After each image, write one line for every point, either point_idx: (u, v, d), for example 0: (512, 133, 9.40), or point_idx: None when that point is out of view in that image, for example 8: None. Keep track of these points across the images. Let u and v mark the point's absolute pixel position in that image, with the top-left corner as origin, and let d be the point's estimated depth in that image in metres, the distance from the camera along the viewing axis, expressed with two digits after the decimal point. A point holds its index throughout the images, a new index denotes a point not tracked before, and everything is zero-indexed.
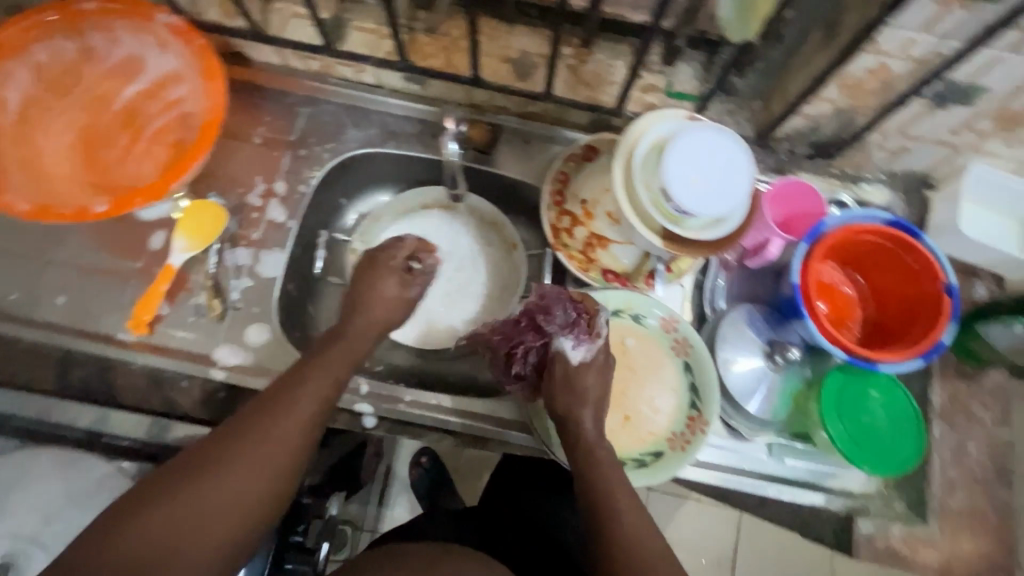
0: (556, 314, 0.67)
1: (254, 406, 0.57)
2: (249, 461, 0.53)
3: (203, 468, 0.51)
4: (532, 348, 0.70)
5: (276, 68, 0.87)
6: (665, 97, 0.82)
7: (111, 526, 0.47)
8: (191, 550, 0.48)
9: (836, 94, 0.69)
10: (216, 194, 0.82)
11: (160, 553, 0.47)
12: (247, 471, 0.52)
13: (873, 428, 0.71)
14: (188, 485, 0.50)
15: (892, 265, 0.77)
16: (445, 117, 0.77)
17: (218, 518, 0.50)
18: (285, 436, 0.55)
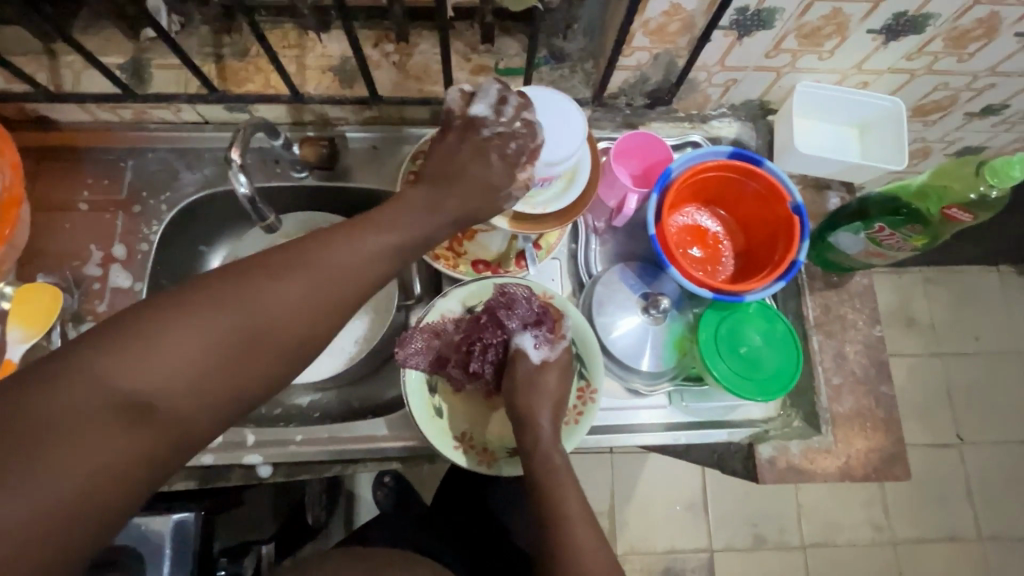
0: (519, 311, 0.70)
1: (251, 262, 0.45)
2: (213, 336, 0.41)
3: (173, 315, 0.41)
4: (492, 344, 0.70)
5: (86, 125, 0.80)
6: (497, 75, 0.80)
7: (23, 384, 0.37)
8: (170, 400, 0.40)
9: (646, 41, 0.69)
10: (46, 274, 0.75)
11: (115, 398, 0.38)
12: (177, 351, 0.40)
13: (752, 357, 0.72)
14: (93, 366, 0.38)
15: (745, 195, 0.79)
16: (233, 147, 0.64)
17: (186, 367, 0.40)
18: (261, 318, 0.43)
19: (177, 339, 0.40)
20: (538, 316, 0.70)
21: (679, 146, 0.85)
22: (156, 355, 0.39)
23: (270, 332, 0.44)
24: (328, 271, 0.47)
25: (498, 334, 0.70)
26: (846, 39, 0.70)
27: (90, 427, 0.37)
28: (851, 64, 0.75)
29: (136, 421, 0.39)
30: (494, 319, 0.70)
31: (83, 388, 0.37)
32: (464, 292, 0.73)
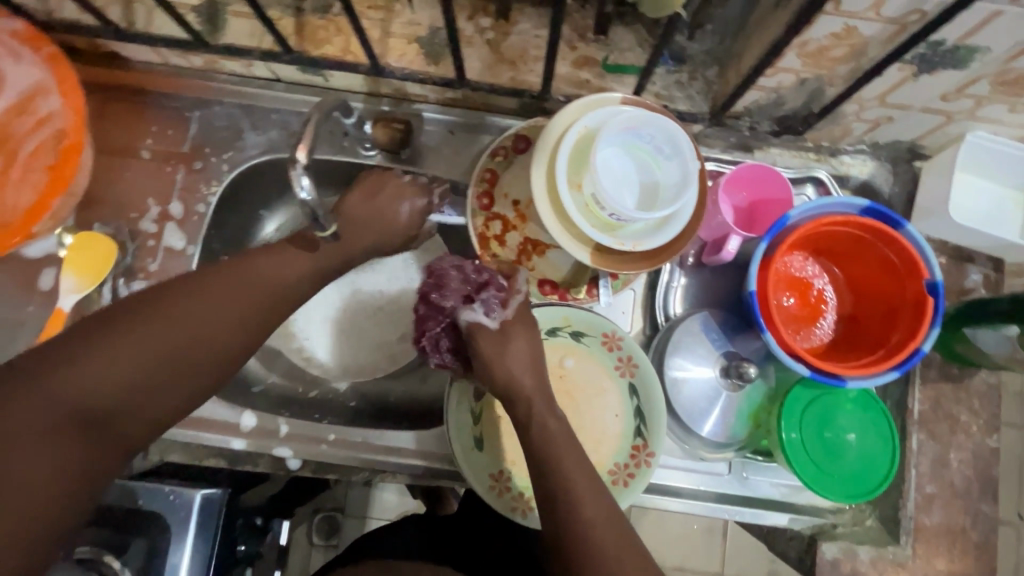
0: (453, 281, 0.58)
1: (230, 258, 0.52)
2: (183, 324, 0.47)
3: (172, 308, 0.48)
4: (440, 333, 0.58)
5: (156, 68, 0.75)
6: (603, 73, 0.69)
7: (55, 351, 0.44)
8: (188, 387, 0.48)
9: (797, 63, 0.56)
10: (103, 223, 0.73)
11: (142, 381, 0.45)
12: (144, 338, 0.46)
13: (837, 447, 0.63)
14: (76, 350, 0.44)
15: (870, 256, 0.67)
16: (297, 145, 0.53)
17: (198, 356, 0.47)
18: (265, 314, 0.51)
19: (147, 326, 0.46)
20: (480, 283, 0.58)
21: (798, 180, 0.73)
22: (131, 339, 0.46)
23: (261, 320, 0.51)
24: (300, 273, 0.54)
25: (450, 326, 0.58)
26: None
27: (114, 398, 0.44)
28: None
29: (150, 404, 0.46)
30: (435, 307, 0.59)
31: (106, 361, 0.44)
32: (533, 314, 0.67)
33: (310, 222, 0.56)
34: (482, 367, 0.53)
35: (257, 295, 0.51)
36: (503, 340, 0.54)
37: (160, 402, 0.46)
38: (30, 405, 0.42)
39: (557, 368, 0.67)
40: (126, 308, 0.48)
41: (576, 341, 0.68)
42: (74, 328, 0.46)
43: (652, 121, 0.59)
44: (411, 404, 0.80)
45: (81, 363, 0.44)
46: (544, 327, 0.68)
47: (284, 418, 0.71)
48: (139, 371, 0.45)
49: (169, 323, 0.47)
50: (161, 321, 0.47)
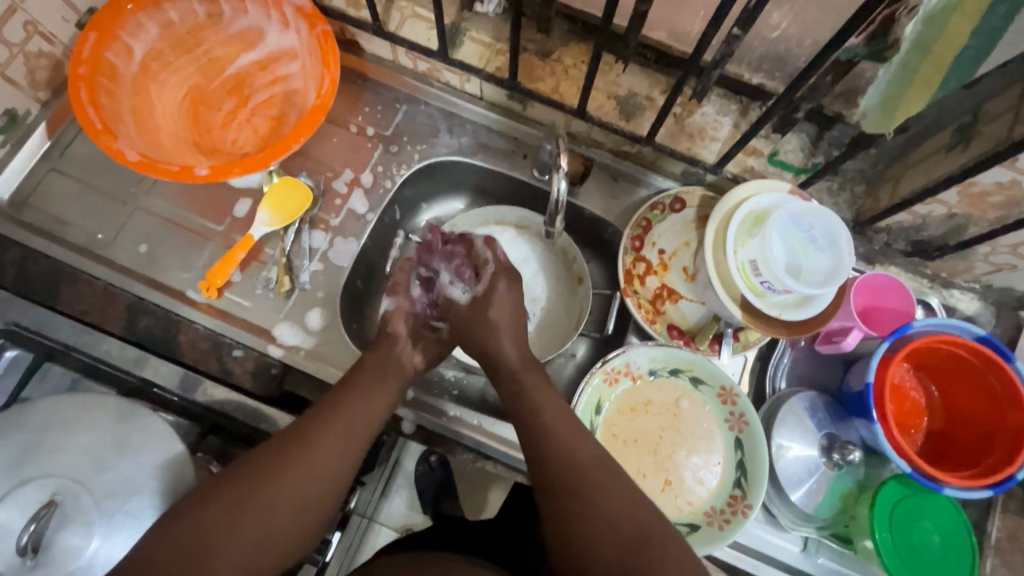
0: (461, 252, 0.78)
1: (337, 386, 0.65)
2: (342, 423, 0.61)
3: (309, 434, 0.58)
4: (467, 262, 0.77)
5: (384, 62, 0.87)
6: (767, 164, 0.79)
7: (227, 501, 0.53)
8: (311, 493, 0.56)
9: (954, 199, 0.66)
10: (305, 175, 0.83)
11: (290, 489, 0.55)
12: (321, 472, 0.57)
13: (923, 548, 0.67)
14: (266, 476, 0.55)
15: (974, 383, 0.72)
16: (562, 153, 0.67)
17: (323, 474, 0.57)
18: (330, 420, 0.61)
19: (322, 442, 0.58)
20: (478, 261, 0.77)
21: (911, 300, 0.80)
22: (307, 472, 0.56)
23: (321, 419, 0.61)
24: (386, 370, 0.67)
25: (558, 436, 0.61)
26: None
27: (267, 501, 0.54)
28: None
29: (289, 506, 0.55)
30: (431, 256, 0.78)
31: (270, 476, 0.55)
32: (662, 352, 0.74)
33: (546, 219, 0.72)
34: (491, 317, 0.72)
35: (334, 408, 0.62)
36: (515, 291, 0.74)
37: (288, 503, 0.55)
38: (230, 511, 0.52)
39: (673, 407, 0.74)
40: (268, 460, 0.56)
41: (693, 387, 0.74)
42: (260, 453, 0.57)
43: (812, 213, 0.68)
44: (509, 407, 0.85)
45: (255, 493, 0.54)
46: (668, 365, 0.74)
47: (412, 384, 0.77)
48: (285, 487, 0.55)
49: (334, 439, 0.59)
50: (325, 427, 0.60)
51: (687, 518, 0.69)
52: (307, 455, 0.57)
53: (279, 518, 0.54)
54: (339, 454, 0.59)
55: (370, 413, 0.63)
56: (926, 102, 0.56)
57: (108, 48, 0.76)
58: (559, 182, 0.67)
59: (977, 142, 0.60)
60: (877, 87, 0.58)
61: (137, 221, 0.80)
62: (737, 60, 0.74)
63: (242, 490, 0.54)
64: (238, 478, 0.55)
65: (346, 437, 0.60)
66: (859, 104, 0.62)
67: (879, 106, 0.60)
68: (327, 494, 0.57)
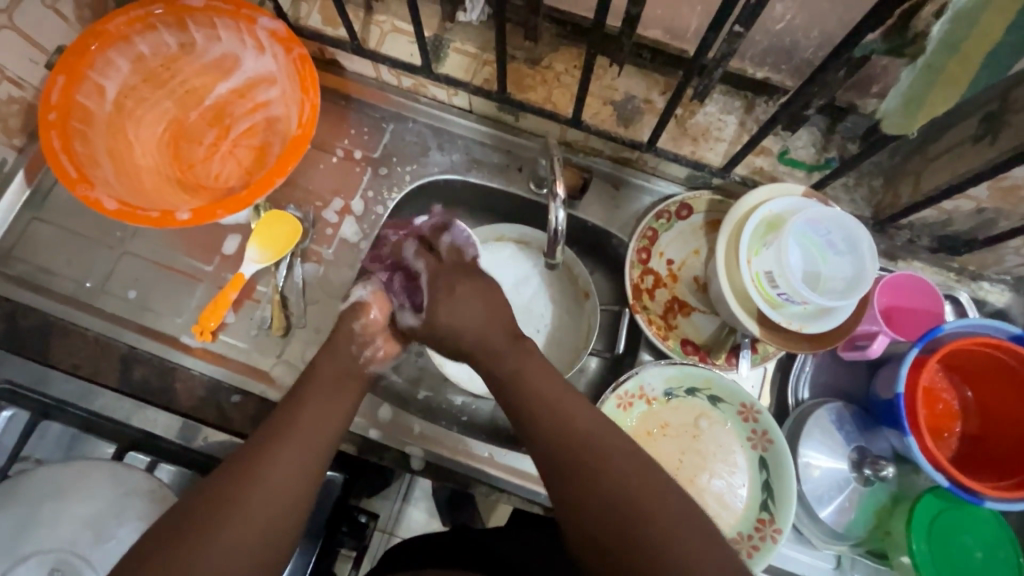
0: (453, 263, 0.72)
1: (284, 406, 0.60)
2: (295, 444, 0.56)
3: (259, 461, 0.54)
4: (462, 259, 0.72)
5: (367, 81, 0.84)
6: (777, 163, 0.75)
7: (178, 550, 0.48)
8: (269, 525, 0.51)
9: (984, 194, 0.62)
10: (294, 207, 0.80)
11: (247, 525, 0.50)
12: (277, 497, 0.52)
13: (964, 566, 0.64)
14: (221, 514, 0.50)
15: (1012, 384, 0.68)
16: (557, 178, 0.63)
17: (280, 501, 0.52)
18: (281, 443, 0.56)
19: (276, 471, 0.54)
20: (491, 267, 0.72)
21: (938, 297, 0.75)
22: (258, 508, 0.51)
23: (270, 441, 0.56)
24: (347, 383, 0.64)
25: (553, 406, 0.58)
26: None
27: (222, 541, 0.49)
28: None
29: (249, 544, 0.50)
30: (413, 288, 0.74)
31: (222, 514, 0.50)
32: (678, 371, 0.71)
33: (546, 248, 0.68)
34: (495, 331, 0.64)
35: (281, 429, 0.57)
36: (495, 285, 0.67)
37: (246, 540, 0.50)
38: (182, 568, 0.47)
39: (691, 428, 0.70)
40: (220, 494, 0.51)
41: (712, 405, 0.71)
42: (206, 494, 0.52)
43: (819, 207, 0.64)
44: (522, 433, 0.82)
45: (208, 535, 0.49)
46: (684, 384, 0.71)
47: (418, 418, 0.75)
48: (242, 525, 0.50)
49: (288, 462, 0.54)
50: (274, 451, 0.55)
51: None
52: (262, 484, 0.52)
53: (236, 557, 0.49)
54: (297, 478, 0.54)
55: (324, 429, 0.59)
56: (954, 100, 0.51)
57: (78, 90, 0.73)
58: (556, 211, 0.63)
59: (1008, 135, 0.56)
60: (897, 87, 0.54)
61: (125, 266, 0.78)
62: (739, 55, 0.69)
63: (195, 533, 0.49)
64: (187, 524, 0.49)
65: (303, 457, 0.56)
66: (879, 104, 0.56)
67: (901, 107, 0.55)
68: (289, 526, 0.53)
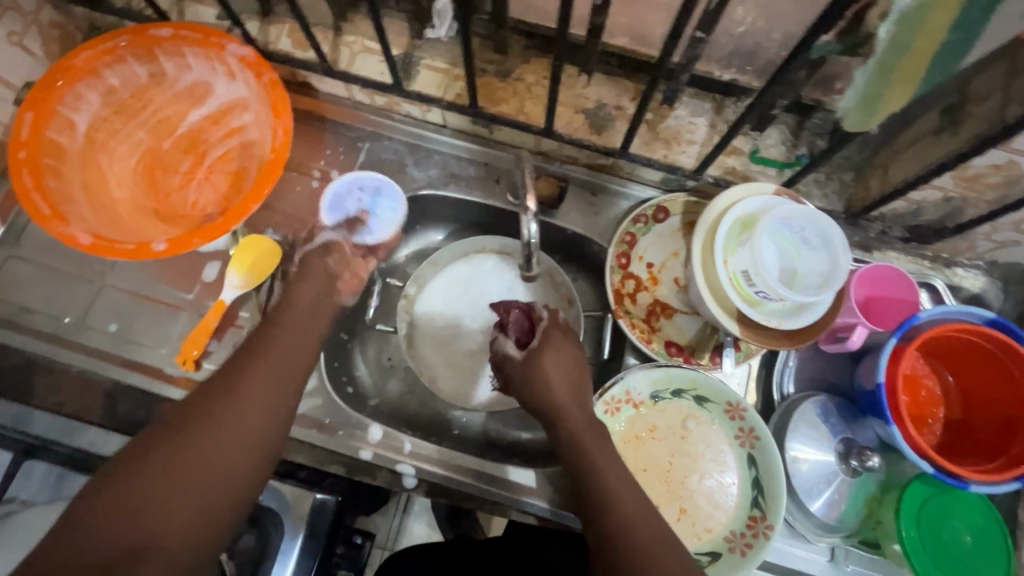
0: (511, 325, 0.73)
1: (252, 338, 0.63)
2: (265, 369, 0.58)
3: (229, 385, 0.56)
4: (514, 322, 0.73)
5: (340, 101, 0.84)
6: (749, 163, 0.75)
7: (151, 461, 0.49)
8: (244, 439, 0.53)
9: (949, 183, 0.63)
10: (272, 230, 0.80)
11: (222, 441, 0.52)
12: (250, 416, 0.55)
13: (955, 551, 0.64)
14: (195, 429, 0.52)
15: (990, 368, 0.69)
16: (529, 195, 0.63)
17: (254, 417, 0.55)
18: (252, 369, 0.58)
19: (248, 393, 0.56)
20: (528, 319, 0.73)
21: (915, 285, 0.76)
22: (231, 424, 0.53)
23: (239, 367, 0.58)
24: (316, 321, 0.67)
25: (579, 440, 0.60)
26: None
27: (200, 453, 0.51)
28: None
29: (225, 456, 0.52)
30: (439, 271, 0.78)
31: (196, 431, 0.52)
32: (663, 374, 0.71)
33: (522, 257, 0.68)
34: (545, 383, 0.65)
35: (252, 357, 0.59)
36: (543, 348, 0.68)
37: (224, 455, 0.52)
38: (158, 476, 0.49)
39: (679, 429, 0.71)
40: (193, 414, 0.53)
41: (699, 405, 0.71)
42: (179, 415, 0.53)
43: (790, 204, 0.65)
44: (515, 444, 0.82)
45: (182, 448, 0.50)
46: (670, 386, 0.71)
47: (408, 436, 0.75)
48: (217, 439, 0.52)
49: (258, 386, 0.57)
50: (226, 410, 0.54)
51: (706, 546, 0.66)
52: (235, 405, 0.54)
53: (215, 467, 0.51)
54: (270, 400, 0.56)
55: (292, 356, 0.62)
56: (909, 97, 0.54)
57: (48, 126, 0.72)
58: (528, 225, 0.64)
59: (968, 126, 0.57)
60: (855, 85, 0.55)
61: (105, 299, 0.77)
62: (704, 59, 0.70)
63: (169, 444, 0.51)
64: (159, 439, 0.51)
65: (274, 380, 0.58)
66: (838, 103, 0.58)
67: (859, 106, 0.56)
68: (265, 442, 0.55)
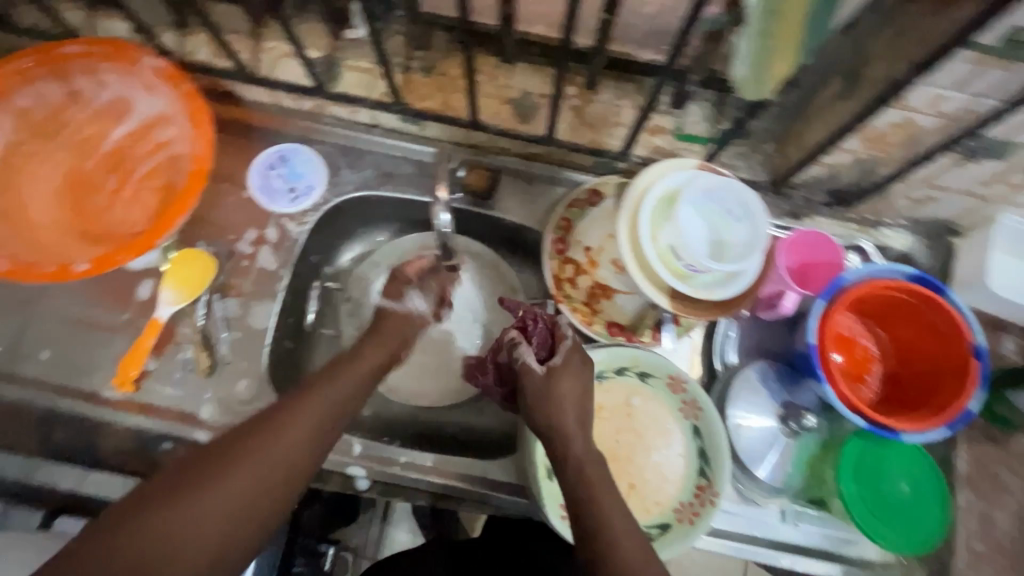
0: (531, 336, 0.67)
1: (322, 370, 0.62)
2: (304, 405, 0.57)
3: (264, 419, 0.55)
4: (536, 336, 0.67)
5: (268, 108, 0.83)
6: (675, 141, 0.77)
7: (181, 496, 0.49)
8: (279, 480, 0.53)
9: (858, 145, 0.65)
10: (205, 243, 0.79)
11: (254, 482, 0.51)
12: (284, 455, 0.53)
13: (891, 500, 0.67)
14: (229, 465, 0.51)
15: (916, 321, 0.72)
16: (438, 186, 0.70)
17: (288, 460, 0.54)
18: (294, 406, 0.56)
19: (287, 430, 0.54)
20: (552, 335, 0.67)
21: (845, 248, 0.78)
22: (263, 463, 0.52)
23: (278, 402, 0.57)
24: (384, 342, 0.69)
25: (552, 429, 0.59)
26: None
27: (228, 493, 0.50)
28: None
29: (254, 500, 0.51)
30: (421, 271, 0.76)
31: (228, 467, 0.51)
32: (605, 354, 0.71)
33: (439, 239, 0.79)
34: (557, 406, 0.60)
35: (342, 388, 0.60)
36: (562, 369, 0.62)
37: (254, 498, 0.51)
38: (189, 514, 0.48)
39: (624, 407, 0.72)
40: (226, 447, 0.53)
41: (642, 381, 0.72)
42: (215, 446, 0.53)
43: (710, 177, 0.67)
44: (472, 436, 0.82)
45: (210, 486, 0.50)
46: (612, 366, 0.72)
47: (358, 438, 0.74)
48: (249, 481, 0.51)
49: (298, 424, 0.55)
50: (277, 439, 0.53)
51: (656, 519, 0.67)
52: (271, 444, 0.53)
53: (242, 507, 0.50)
54: (305, 439, 0.55)
55: (334, 391, 0.60)
56: (795, 60, 0.54)
57: None
58: (442, 214, 0.72)
59: (865, 86, 0.59)
60: (743, 58, 0.56)
61: (35, 328, 0.75)
62: (619, 41, 0.72)
63: (201, 481, 0.50)
64: (195, 472, 0.51)
65: (314, 418, 0.57)
66: (732, 73, 0.59)
67: (751, 72, 0.57)
68: (294, 482, 0.54)
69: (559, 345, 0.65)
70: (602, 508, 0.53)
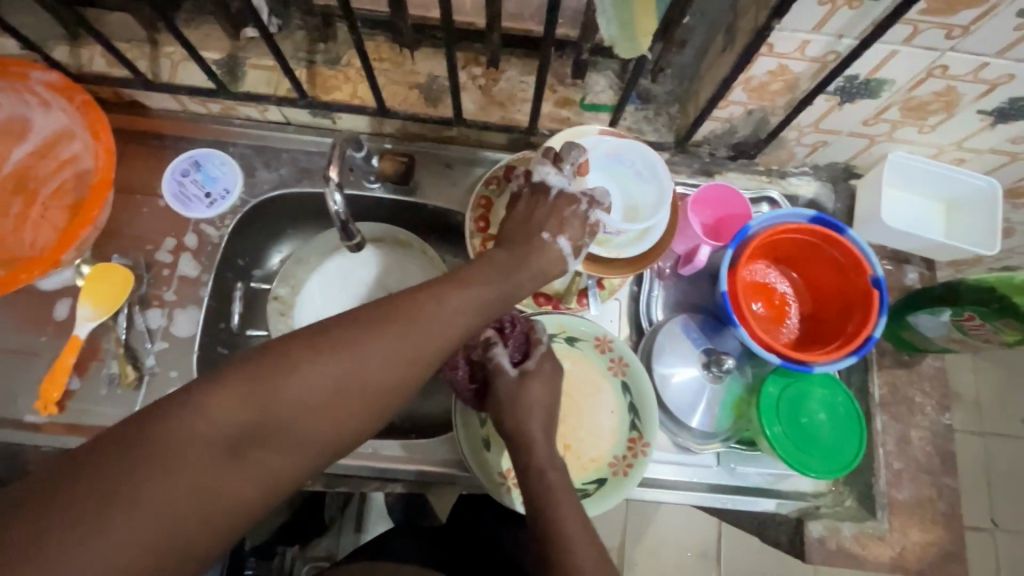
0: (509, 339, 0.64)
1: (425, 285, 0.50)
2: (393, 333, 0.46)
3: (349, 343, 0.45)
4: (511, 340, 0.64)
5: (176, 115, 0.82)
6: (581, 111, 0.78)
7: (256, 391, 0.42)
8: (339, 418, 0.44)
9: (744, 97, 0.68)
10: (121, 256, 0.78)
11: (315, 405, 0.43)
12: (368, 385, 0.45)
13: (813, 429, 0.70)
14: (290, 377, 0.43)
15: (821, 259, 0.76)
16: (330, 166, 0.67)
17: (364, 395, 0.45)
18: (387, 342, 0.46)
19: (369, 360, 0.45)
20: (528, 335, 0.65)
21: (755, 200, 0.82)
22: (337, 393, 0.44)
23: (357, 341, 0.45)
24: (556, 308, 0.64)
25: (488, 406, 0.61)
26: (952, 117, 0.67)
27: (287, 415, 0.42)
28: (949, 141, 0.72)
29: (297, 435, 0.43)
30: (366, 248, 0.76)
31: (285, 387, 0.42)
32: None
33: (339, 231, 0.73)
34: (525, 411, 0.59)
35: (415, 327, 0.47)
36: (536, 374, 0.61)
37: (311, 431, 0.43)
38: (233, 426, 0.41)
39: None
40: (300, 359, 0.44)
41: (571, 346, 0.74)
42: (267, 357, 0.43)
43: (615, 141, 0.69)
44: (419, 421, 0.82)
45: (289, 396, 0.43)
46: None
47: None
48: (315, 409, 0.43)
49: (382, 357, 0.45)
50: (379, 336, 0.45)
51: (593, 475, 0.69)
52: (356, 370, 0.44)
53: (295, 441, 0.43)
54: (389, 380, 0.45)
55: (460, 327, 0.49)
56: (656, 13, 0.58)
57: None
58: (335, 197, 0.68)
59: (739, 39, 0.62)
60: (607, 14, 0.58)
61: None
62: (514, 17, 0.73)
63: (255, 387, 0.42)
64: (246, 379, 0.42)
65: (394, 358, 0.45)
66: (602, 34, 0.61)
67: (620, 31, 0.59)
68: (361, 423, 0.45)
69: (536, 350, 0.63)
70: (537, 477, 0.57)
